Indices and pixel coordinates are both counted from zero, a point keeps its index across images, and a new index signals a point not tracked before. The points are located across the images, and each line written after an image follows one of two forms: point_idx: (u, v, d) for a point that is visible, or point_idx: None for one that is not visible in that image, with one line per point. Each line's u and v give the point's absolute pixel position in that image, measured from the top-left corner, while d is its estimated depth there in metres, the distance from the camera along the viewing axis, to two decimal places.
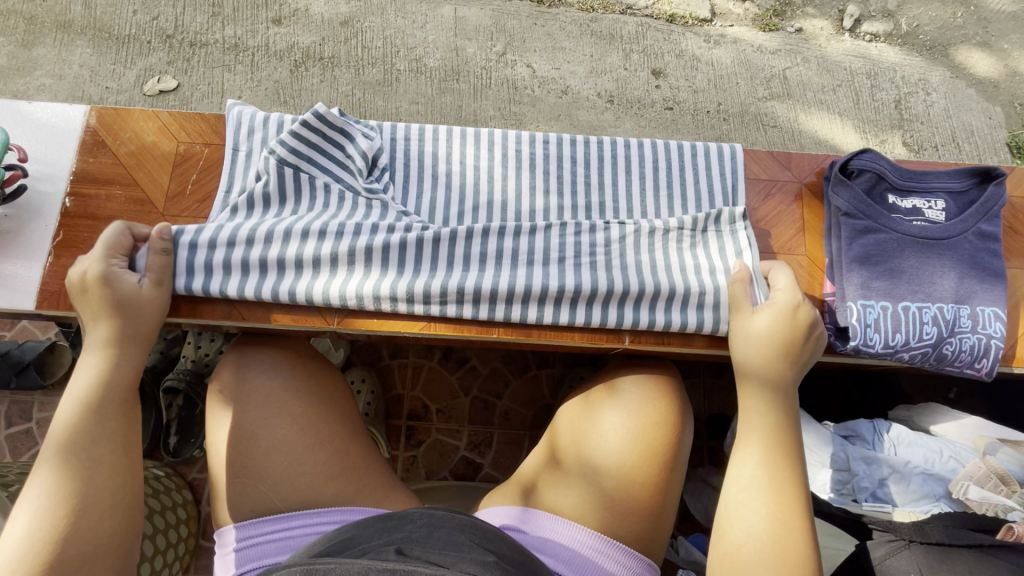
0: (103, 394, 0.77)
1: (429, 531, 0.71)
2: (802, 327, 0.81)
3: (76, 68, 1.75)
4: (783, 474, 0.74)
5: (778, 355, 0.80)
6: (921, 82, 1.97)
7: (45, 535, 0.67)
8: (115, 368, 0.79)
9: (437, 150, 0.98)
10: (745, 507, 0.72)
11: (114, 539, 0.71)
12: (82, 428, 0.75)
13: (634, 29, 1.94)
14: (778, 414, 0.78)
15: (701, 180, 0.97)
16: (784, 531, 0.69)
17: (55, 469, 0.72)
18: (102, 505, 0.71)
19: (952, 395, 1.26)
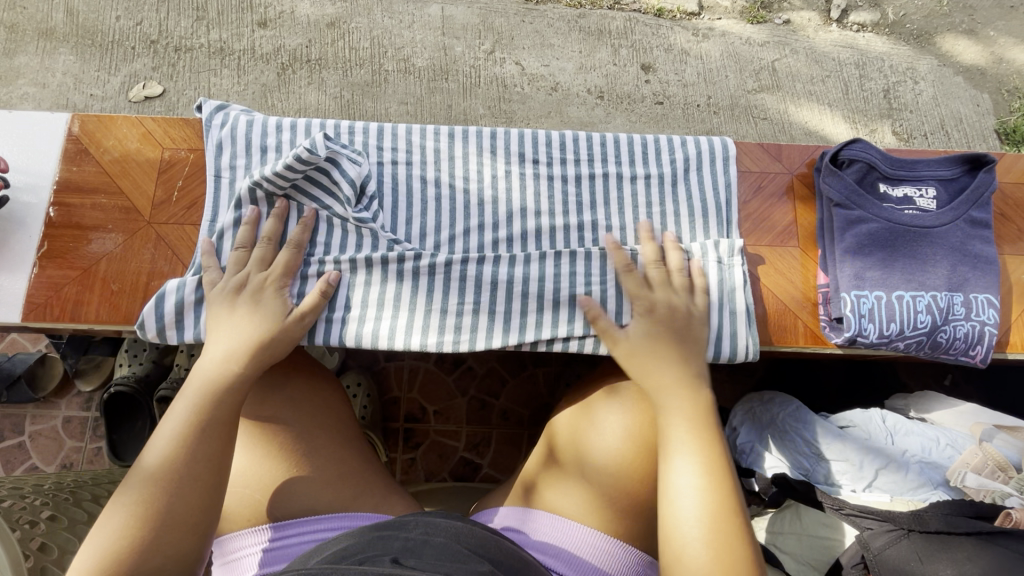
0: (210, 412, 0.74)
1: (425, 539, 0.71)
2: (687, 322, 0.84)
3: (60, 76, 1.73)
4: (714, 469, 0.73)
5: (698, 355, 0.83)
6: (909, 70, 1.97)
7: (117, 545, 0.65)
8: (233, 387, 0.77)
9: (426, 173, 0.92)
10: (683, 505, 0.71)
11: (187, 557, 0.68)
12: (193, 444, 0.72)
13: (622, 24, 1.94)
14: (694, 410, 0.78)
15: (693, 182, 0.93)
16: (719, 523, 0.69)
17: (146, 482, 0.69)
18: (183, 522, 0.69)
19: (948, 382, 1.28)
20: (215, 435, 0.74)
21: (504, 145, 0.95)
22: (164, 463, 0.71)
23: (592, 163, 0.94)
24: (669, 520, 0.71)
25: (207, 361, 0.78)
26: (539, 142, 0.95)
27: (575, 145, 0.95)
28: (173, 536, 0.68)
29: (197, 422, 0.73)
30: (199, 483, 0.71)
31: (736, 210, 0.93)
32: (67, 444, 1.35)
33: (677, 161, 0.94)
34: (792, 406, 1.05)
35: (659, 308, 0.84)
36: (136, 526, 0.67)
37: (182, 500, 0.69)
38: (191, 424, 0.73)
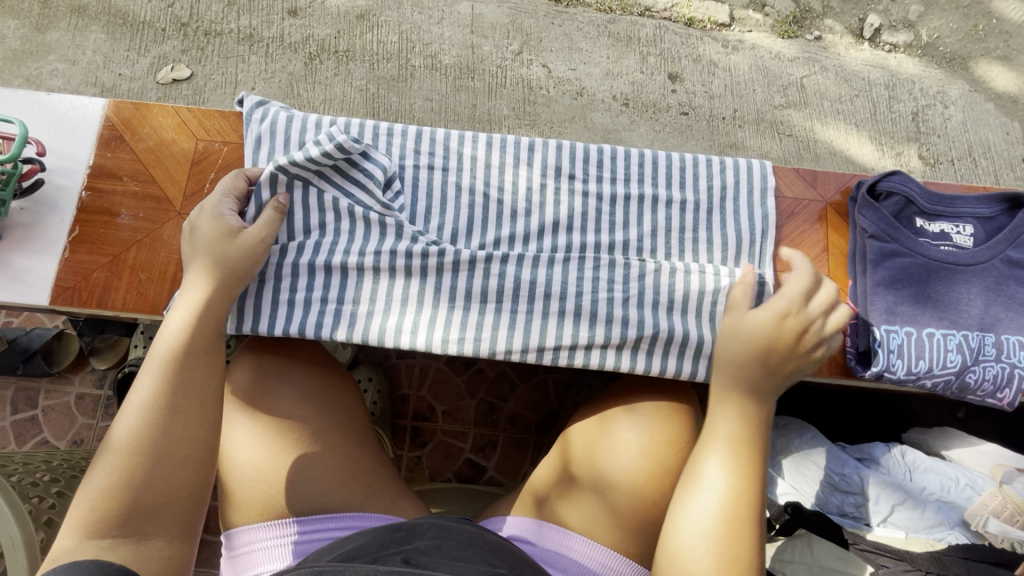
0: (190, 341, 0.74)
1: (439, 543, 0.73)
2: (789, 337, 0.75)
3: (90, 54, 1.74)
4: (744, 473, 0.69)
5: (756, 355, 0.75)
6: (939, 94, 1.95)
7: (109, 489, 0.65)
8: (205, 311, 0.76)
9: (462, 181, 0.89)
10: (701, 505, 0.69)
11: (181, 492, 0.68)
12: (177, 371, 0.72)
13: (652, 32, 1.92)
14: (748, 385, 0.74)
15: (732, 213, 0.88)
16: (742, 495, 0.68)
17: (138, 416, 0.69)
18: (172, 456, 0.68)
19: (961, 415, 1.25)
20: (184, 405, 0.71)
21: (543, 157, 0.91)
22: (138, 435, 0.68)
23: (629, 183, 0.89)
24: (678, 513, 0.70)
25: (175, 330, 0.74)
26: (577, 158, 0.90)
27: (613, 162, 0.90)
28: (156, 506, 0.66)
29: (166, 396, 0.70)
30: (177, 453, 0.69)
31: (773, 245, 0.88)
32: (79, 421, 1.36)
33: (722, 185, 0.89)
34: (809, 433, 1.02)
35: (789, 316, 0.76)
36: (113, 496, 0.65)
37: (169, 434, 0.69)
38: (163, 392, 0.70)
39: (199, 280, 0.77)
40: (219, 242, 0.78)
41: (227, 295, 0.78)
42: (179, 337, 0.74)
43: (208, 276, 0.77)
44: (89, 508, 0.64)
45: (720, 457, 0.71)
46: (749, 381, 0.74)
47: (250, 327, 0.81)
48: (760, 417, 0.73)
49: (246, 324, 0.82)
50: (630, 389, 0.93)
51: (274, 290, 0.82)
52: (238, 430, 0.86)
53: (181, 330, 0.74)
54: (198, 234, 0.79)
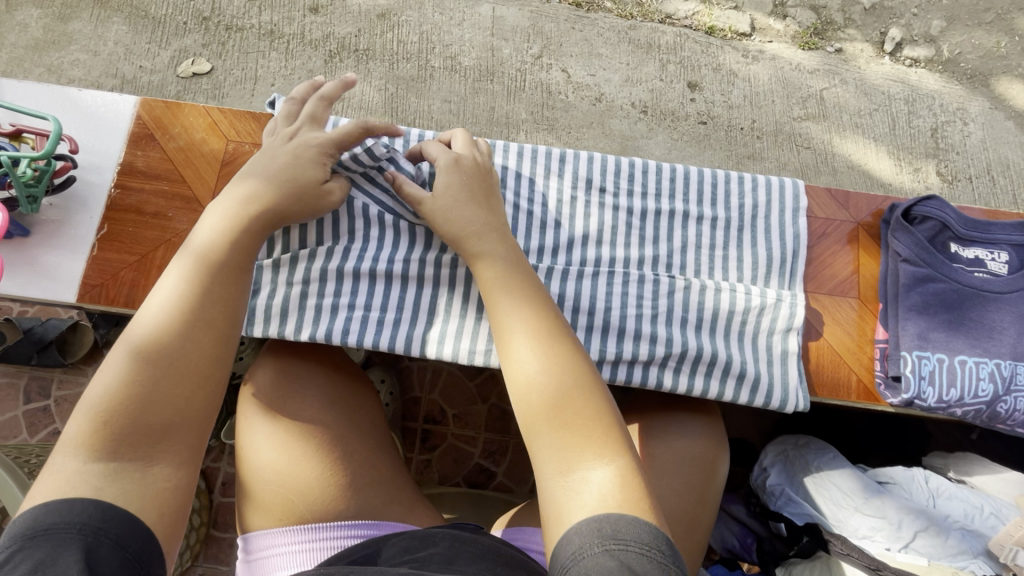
0: (214, 261, 0.72)
1: (455, 553, 0.72)
2: (462, 181, 0.81)
3: (111, 45, 1.74)
4: (564, 378, 0.68)
5: (472, 209, 0.80)
6: (959, 111, 1.93)
7: (114, 400, 0.63)
8: (233, 231, 0.75)
9: None
10: (557, 445, 0.65)
11: (191, 408, 0.66)
12: (196, 286, 0.70)
13: (672, 40, 1.91)
14: (509, 276, 0.75)
15: (763, 233, 0.88)
16: (588, 405, 0.67)
17: (152, 326, 0.67)
18: (183, 371, 0.66)
19: (975, 435, 1.26)
20: (204, 321, 0.69)
21: (573, 168, 0.90)
22: (147, 354, 0.66)
23: (660, 198, 0.88)
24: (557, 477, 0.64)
25: (200, 248, 0.73)
26: (608, 170, 0.90)
27: (645, 176, 0.89)
28: (170, 429, 0.64)
29: (185, 321, 0.68)
30: (191, 372, 0.66)
31: (803, 264, 0.88)
32: None
33: (753, 203, 0.89)
34: (828, 455, 1.02)
35: (455, 164, 0.82)
36: (116, 410, 0.62)
37: (188, 346, 0.67)
38: (183, 305, 0.69)
39: (256, 200, 0.77)
40: (303, 176, 0.79)
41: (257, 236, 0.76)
42: (202, 252, 0.73)
43: (259, 196, 0.77)
44: (95, 419, 0.62)
45: (532, 355, 0.70)
46: (514, 265, 0.77)
47: (277, 330, 0.82)
48: (543, 307, 0.74)
49: (272, 329, 0.82)
50: (651, 404, 0.89)
51: (302, 295, 0.82)
52: (258, 433, 0.86)
53: (208, 247, 0.73)
54: (297, 153, 0.81)
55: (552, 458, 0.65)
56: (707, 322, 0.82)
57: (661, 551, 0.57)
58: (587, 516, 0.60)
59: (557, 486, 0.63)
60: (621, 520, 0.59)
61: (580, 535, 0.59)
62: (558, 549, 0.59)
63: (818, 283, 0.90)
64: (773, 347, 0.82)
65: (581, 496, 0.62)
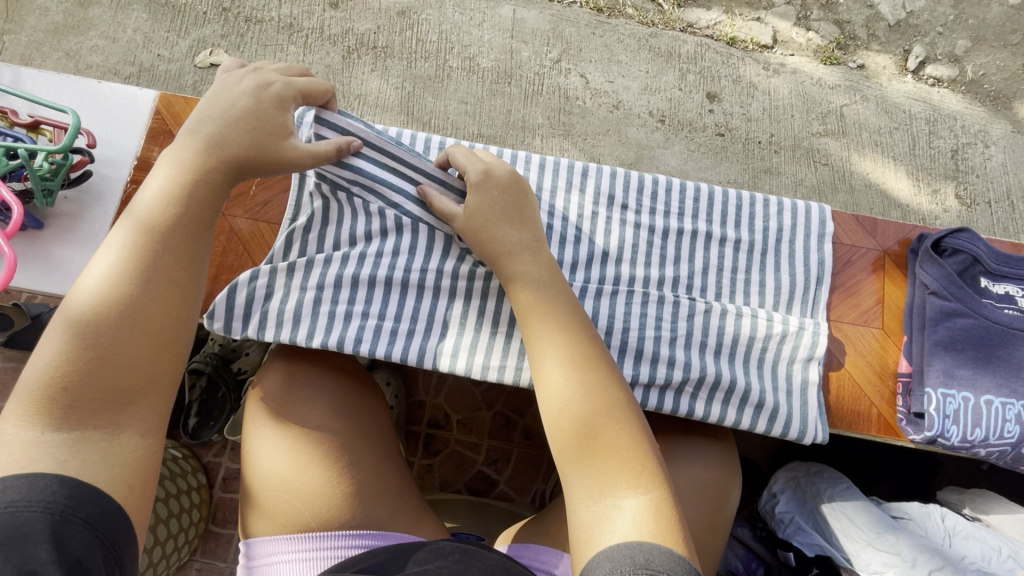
0: (164, 219, 0.69)
1: (463, 568, 0.71)
2: (500, 188, 0.79)
3: (130, 32, 1.73)
4: (593, 399, 0.67)
5: (514, 224, 0.78)
6: (981, 133, 1.90)
7: (65, 372, 0.60)
8: (184, 187, 0.71)
9: None
10: (590, 468, 0.65)
11: (150, 368, 0.64)
12: (148, 247, 0.67)
13: (693, 49, 1.88)
14: (543, 291, 0.74)
15: (785, 259, 0.87)
16: (620, 430, 0.66)
17: (100, 295, 0.64)
18: (136, 333, 0.64)
19: (986, 467, 1.24)
20: (158, 282, 0.66)
21: (596, 183, 0.88)
22: (98, 318, 0.63)
23: (683, 218, 0.87)
24: (588, 498, 0.64)
25: (146, 210, 0.69)
26: (630, 187, 0.88)
27: (668, 195, 0.88)
28: (135, 392, 0.63)
29: (136, 278, 0.65)
30: (150, 332, 0.64)
31: (825, 292, 0.87)
32: None
33: (777, 228, 0.88)
34: (841, 485, 1.01)
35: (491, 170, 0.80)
36: (68, 375, 0.60)
37: (143, 311, 0.64)
38: (130, 270, 0.66)
39: (218, 150, 0.73)
40: (270, 127, 0.75)
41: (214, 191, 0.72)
42: (154, 212, 0.69)
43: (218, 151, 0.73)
44: (49, 393, 0.60)
45: (567, 378, 0.69)
46: (551, 282, 0.75)
47: (289, 335, 0.81)
48: (578, 325, 0.72)
49: (284, 334, 0.81)
50: (669, 428, 0.87)
51: (316, 300, 0.82)
52: (267, 438, 0.86)
53: (157, 207, 0.69)
54: (262, 102, 0.76)
55: (585, 483, 0.65)
56: (726, 347, 0.81)
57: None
58: (620, 544, 0.59)
59: (589, 511, 0.63)
60: (654, 549, 0.58)
61: (610, 560, 0.58)
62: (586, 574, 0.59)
63: (838, 309, 0.90)
64: (792, 375, 0.81)
65: (613, 524, 0.62)
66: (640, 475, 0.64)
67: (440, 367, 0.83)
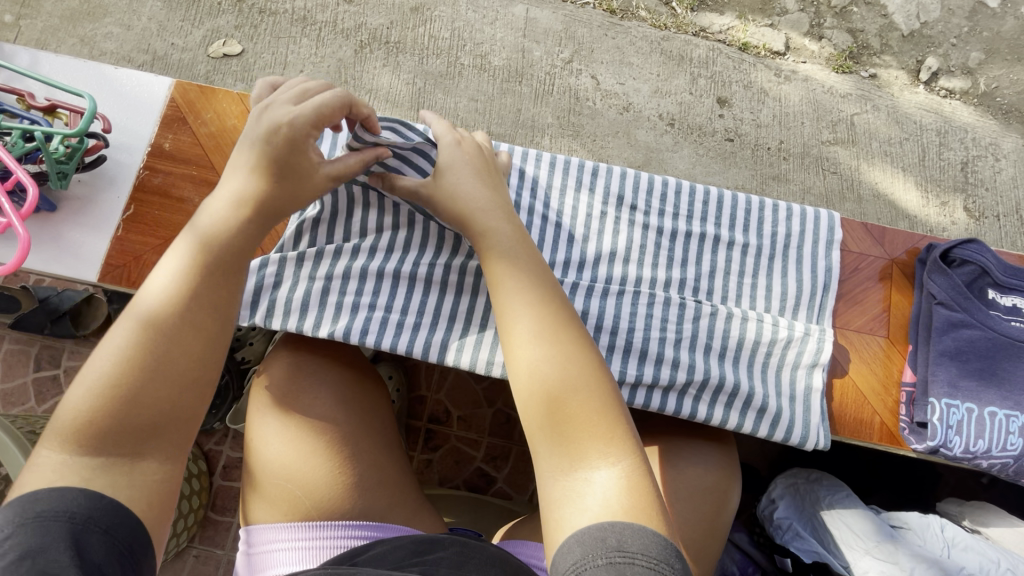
0: (210, 260, 0.69)
1: (461, 561, 0.72)
2: (475, 155, 0.82)
3: (145, 20, 1.74)
4: (567, 370, 0.66)
5: (485, 187, 0.79)
6: (991, 146, 1.90)
7: (97, 404, 0.61)
8: (232, 232, 0.71)
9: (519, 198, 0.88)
10: (557, 439, 0.64)
11: (175, 405, 0.63)
12: (190, 286, 0.67)
13: (705, 54, 1.88)
14: (513, 254, 0.74)
15: (792, 265, 0.86)
16: (591, 400, 0.65)
17: (140, 327, 0.64)
18: (169, 369, 0.63)
19: (986, 480, 1.23)
20: (196, 322, 0.66)
21: (606, 183, 0.89)
22: (137, 345, 0.64)
23: (691, 220, 0.87)
24: (558, 472, 0.63)
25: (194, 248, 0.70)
26: (640, 188, 0.88)
27: (677, 197, 0.88)
28: (161, 429, 0.62)
29: (174, 314, 0.65)
30: (180, 370, 0.64)
31: (833, 300, 0.86)
32: None
33: (786, 233, 0.88)
34: (840, 493, 1.01)
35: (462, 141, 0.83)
36: (101, 408, 0.60)
37: (178, 348, 0.64)
38: (171, 306, 0.66)
39: (257, 200, 0.73)
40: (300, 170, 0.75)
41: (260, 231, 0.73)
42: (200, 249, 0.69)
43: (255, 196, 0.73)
44: (79, 422, 0.60)
45: (541, 353, 0.67)
46: (521, 249, 0.75)
47: (295, 324, 0.81)
48: (549, 292, 0.72)
49: (291, 322, 0.82)
50: (671, 429, 0.87)
51: (324, 290, 0.82)
52: (271, 426, 0.87)
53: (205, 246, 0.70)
54: (286, 143, 0.74)
55: (555, 458, 0.64)
56: (730, 350, 0.81)
57: (665, 561, 0.56)
58: (591, 525, 0.59)
59: (559, 486, 0.62)
60: (626, 529, 0.58)
61: (581, 546, 0.57)
62: (558, 558, 0.58)
63: (843, 316, 0.91)
64: (796, 381, 0.81)
65: (584, 501, 0.61)
66: (610, 448, 0.63)
67: (445, 362, 0.83)
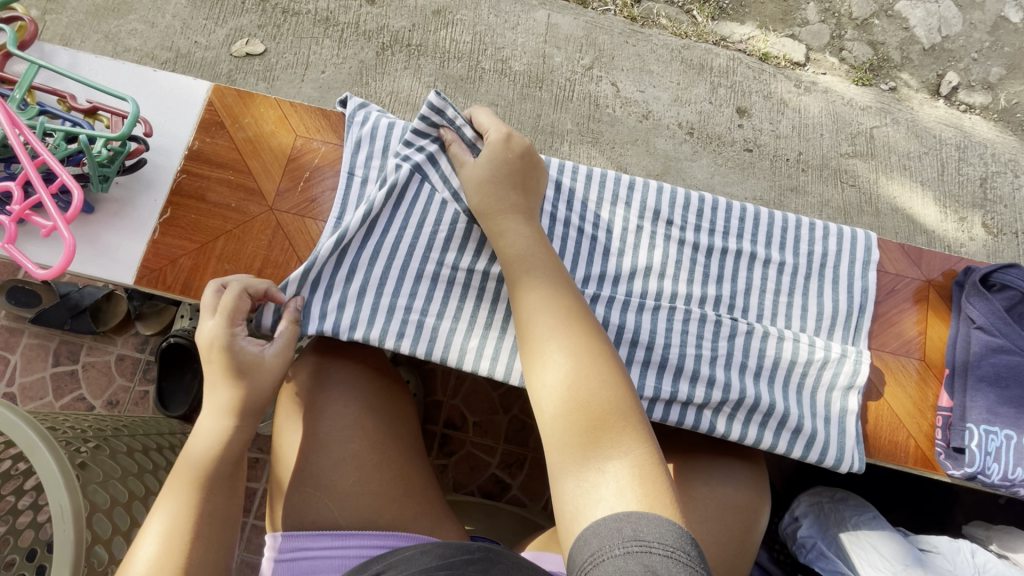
0: (217, 465, 0.73)
1: (488, 564, 0.69)
2: (511, 155, 0.81)
3: (169, 18, 1.75)
4: (582, 362, 0.67)
5: (511, 187, 0.80)
6: (1011, 163, 1.88)
7: None
8: (234, 439, 0.75)
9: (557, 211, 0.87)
10: (570, 427, 0.64)
11: None
12: (201, 495, 0.71)
13: (725, 63, 1.87)
14: (531, 251, 0.75)
15: (828, 285, 0.86)
16: (604, 390, 0.65)
17: (163, 536, 0.68)
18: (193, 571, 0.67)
19: (1004, 501, 1.23)
20: (211, 529, 0.71)
21: (642, 197, 0.88)
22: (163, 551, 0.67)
23: (727, 237, 0.87)
24: (571, 461, 0.62)
25: (200, 458, 0.73)
26: (676, 204, 0.88)
27: (713, 213, 0.88)
28: None
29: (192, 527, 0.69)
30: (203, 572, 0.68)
31: (869, 322, 0.86)
32: (117, 381, 1.36)
33: (822, 253, 0.87)
34: (866, 514, 1.01)
35: (508, 138, 0.82)
36: None
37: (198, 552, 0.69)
38: (188, 518, 0.70)
39: (236, 411, 0.74)
40: (254, 377, 0.75)
41: (252, 413, 0.76)
42: (207, 452, 0.73)
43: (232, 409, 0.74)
44: None
45: (562, 354, 0.67)
46: (538, 248, 0.76)
47: (330, 331, 0.81)
48: (568, 289, 0.73)
49: (325, 325, 0.81)
50: (698, 444, 0.86)
51: (360, 297, 0.82)
52: (297, 432, 0.87)
53: (210, 453, 0.73)
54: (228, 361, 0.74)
55: (570, 449, 0.63)
56: (766, 369, 0.81)
57: (683, 550, 0.54)
58: (606, 515, 0.57)
59: (574, 477, 0.61)
60: (642, 518, 0.56)
61: (598, 537, 0.56)
62: (575, 550, 0.57)
63: (875, 337, 0.91)
64: (831, 401, 0.81)
65: (599, 492, 0.60)
66: (624, 438, 0.62)
67: (477, 373, 0.83)
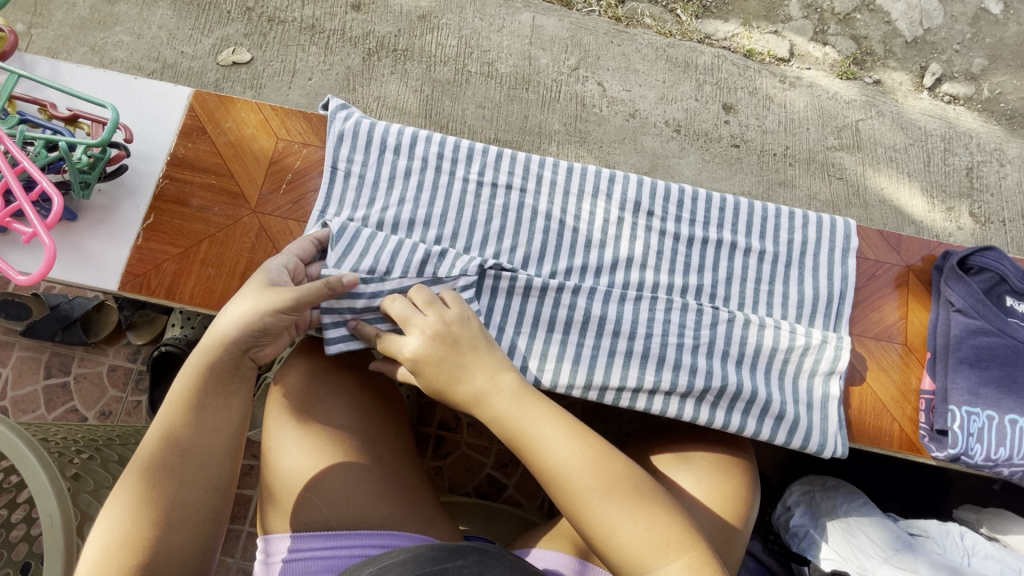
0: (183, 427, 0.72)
1: (480, 568, 0.68)
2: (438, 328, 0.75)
3: (155, 29, 1.75)
4: (590, 470, 0.68)
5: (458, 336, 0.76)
6: (996, 152, 1.90)
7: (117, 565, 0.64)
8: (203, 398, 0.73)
9: (539, 206, 0.88)
10: (613, 535, 0.66)
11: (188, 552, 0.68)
12: (170, 452, 0.70)
13: (710, 60, 1.89)
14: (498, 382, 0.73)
15: (808, 273, 0.87)
16: (620, 481, 0.68)
17: (137, 497, 0.68)
18: (179, 528, 0.68)
19: (997, 486, 1.23)
20: (187, 489, 0.70)
21: (622, 190, 0.89)
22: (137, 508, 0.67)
23: (708, 227, 0.88)
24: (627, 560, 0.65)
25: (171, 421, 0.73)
26: (657, 195, 0.89)
27: (694, 204, 0.89)
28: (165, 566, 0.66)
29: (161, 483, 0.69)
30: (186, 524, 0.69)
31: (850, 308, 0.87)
32: (109, 393, 1.36)
33: (802, 241, 0.88)
34: (858, 501, 1.01)
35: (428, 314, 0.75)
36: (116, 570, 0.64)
37: (178, 504, 0.69)
38: (157, 480, 0.69)
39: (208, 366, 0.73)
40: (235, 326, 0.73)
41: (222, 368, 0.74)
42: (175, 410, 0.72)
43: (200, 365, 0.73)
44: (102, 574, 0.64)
45: (564, 463, 0.69)
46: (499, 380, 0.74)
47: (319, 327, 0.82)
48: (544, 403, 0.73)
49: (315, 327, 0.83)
50: (683, 434, 0.88)
51: None
52: (287, 436, 0.86)
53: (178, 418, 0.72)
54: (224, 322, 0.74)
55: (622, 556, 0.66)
56: (747, 357, 0.82)
57: None
58: None
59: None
60: None
61: None
62: None
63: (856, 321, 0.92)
64: (813, 388, 0.82)
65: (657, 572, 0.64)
66: (657, 515, 0.67)
67: None
